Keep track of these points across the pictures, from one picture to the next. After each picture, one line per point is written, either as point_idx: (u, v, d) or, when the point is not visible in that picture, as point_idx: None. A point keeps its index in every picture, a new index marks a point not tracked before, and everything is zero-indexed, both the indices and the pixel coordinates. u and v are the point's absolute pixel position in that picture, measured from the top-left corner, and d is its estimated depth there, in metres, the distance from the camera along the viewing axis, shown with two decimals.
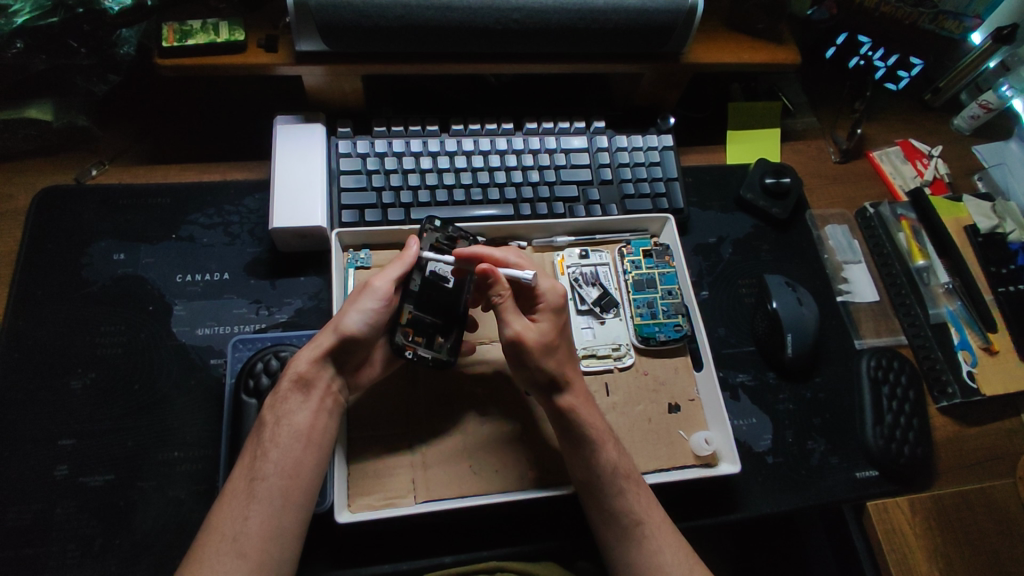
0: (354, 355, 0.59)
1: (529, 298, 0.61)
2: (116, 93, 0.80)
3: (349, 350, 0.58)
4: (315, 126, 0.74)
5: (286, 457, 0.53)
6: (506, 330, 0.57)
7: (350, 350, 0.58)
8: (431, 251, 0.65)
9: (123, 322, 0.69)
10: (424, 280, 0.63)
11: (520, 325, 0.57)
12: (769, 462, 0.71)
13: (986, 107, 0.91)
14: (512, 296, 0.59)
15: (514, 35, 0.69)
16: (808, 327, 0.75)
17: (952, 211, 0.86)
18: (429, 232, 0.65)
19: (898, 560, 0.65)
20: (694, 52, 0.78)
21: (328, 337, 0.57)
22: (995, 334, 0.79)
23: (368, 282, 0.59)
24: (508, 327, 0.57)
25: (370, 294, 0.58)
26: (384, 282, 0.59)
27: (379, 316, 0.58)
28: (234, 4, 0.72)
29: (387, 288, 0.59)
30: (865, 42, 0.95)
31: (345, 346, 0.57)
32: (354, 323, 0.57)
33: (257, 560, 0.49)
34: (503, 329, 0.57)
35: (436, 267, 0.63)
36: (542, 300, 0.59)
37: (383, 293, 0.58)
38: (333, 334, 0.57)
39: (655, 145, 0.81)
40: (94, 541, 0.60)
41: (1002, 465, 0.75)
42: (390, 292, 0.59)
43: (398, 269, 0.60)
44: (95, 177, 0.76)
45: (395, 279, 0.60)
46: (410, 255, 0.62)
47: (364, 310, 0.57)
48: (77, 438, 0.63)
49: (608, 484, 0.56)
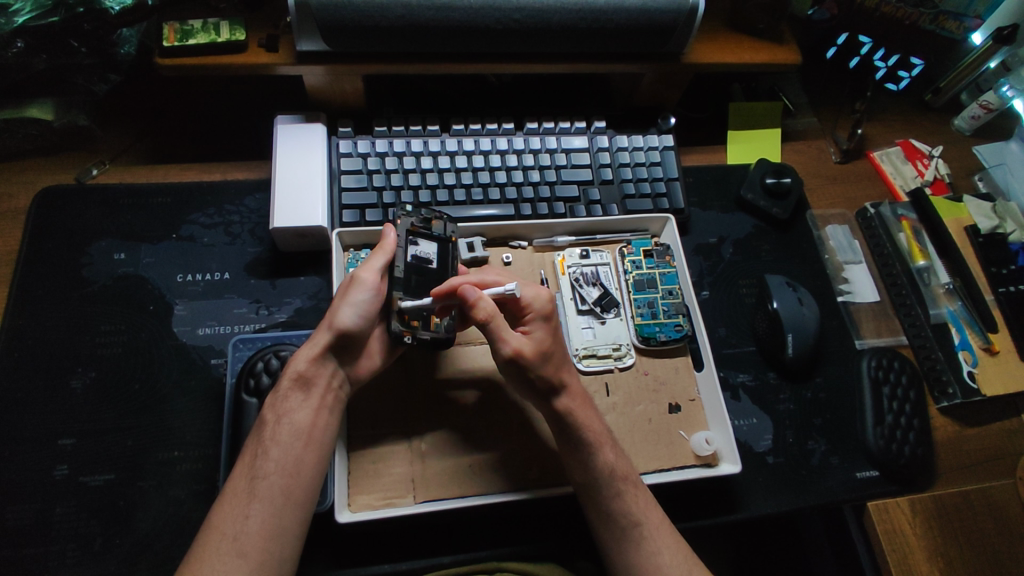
0: (353, 348, 0.59)
1: (516, 308, 0.60)
2: (116, 93, 0.80)
3: (347, 344, 0.58)
4: (315, 126, 0.74)
5: (287, 455, 0.53)
6: (504, 348, 0.56)
7: (348, 344, 0.58)
8: (410, 236, 0.64)
9: (124, 322, 0.69)
10: (408, 265, 0.62)
11: (516, 340, 0.56)
12: (769, 462, 0.71)
13: (987, 108, 0.91)
14: (496, 310, 0.56)
15: (514, 35, 0.69)
16: (808, 328, 0.75)
17: (952, 212, 0.86)
18: (402, 217, 0.64)
19: (899, 560, 0.65)
20: (694, 52, 0.78)
21: (324, 335, 0.57)
22: (996, 335, 0.79)
23: (354, 275, 0.58)
24: (506, 345, 0.56)
25: (359, 287, 0.58)
26: (370, 273, 0.59)
27: (371, 308, 0.58)
28: (235, 4, 0.72)
29: (375, 279, 0.59)
30: (865, 42, 0.95)
31: (341, 341, 0.57)
32: (348, 318, 0.57)
33: (257, 559, 0.49)
34: (500, 347, 0.56)
35: (416, 253, 0.63)
36: (532, 310, 0.59)
37: (370, 284, 0.58)
38: (328, 331, 0.57)
39: (656, 145, 0.81)
40: (94, 541, 0.60)
41: (1003, 465, 0.75)
42: (378, 282, 0.59)
43: (382, 259, 0.60)
44: (95, 177, 0.76)
45: (381, 269, 0.60)
46: (389, 244, 0.61)
47: (355, 303, 0.58)
48: (77, 437, 0.63)
49: (607, 485, 0.56)
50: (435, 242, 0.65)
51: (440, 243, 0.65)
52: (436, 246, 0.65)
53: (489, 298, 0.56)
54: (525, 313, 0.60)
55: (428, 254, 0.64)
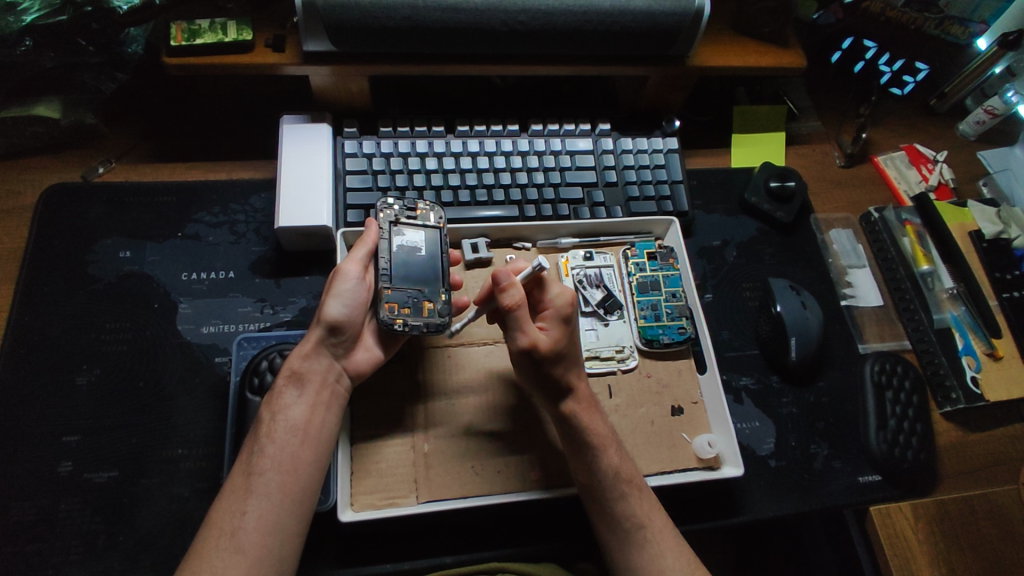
0: (346, 342, 0.59)
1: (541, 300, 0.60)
2: (123, 91, 0.81)
3: (338, 338, 0.59)
4: (320, 126, 0.74)
5: (283, 451, 0.53)
6: (520, 339, 0.56)
7: (338, 337, 0.59)
8: (394, 227, 0.64)
9: (129, 320, 0.69)
10: (393, 256, 0.62)
11: (534, 332, 0.56)
12: (772, 465, 0.71)
13: (992, 112, 0.91)
14: (525, 301, 0.57)
15: (520, 37, 0.70)
16: (812, 330, 0.74)
17: (957, 217, 0.86)
18: (383, 210, 0.64)
19: (900, 564, 0.65)
20: (699, 55, 0.78)
21: (314, 331, 0.58)
22: (999, 340, 0.79)
23: (338, 269, 0.59)
24: (523, 336, 0.56)
25: (343, 279, 0.59)
26: (353, 264, 0.59)
27: (358, 298, 0.59)
28: (242, 4, 0.72)
29: (358, 270, 0.59)
30: (871, 47, 0.96)
31: (332, 334, 0.58)
32: (334, 310, 0.58)
33: (257, 555, 0.49)
34: (517, 337, 0.56)
35: (402, 242, 0.63)
36: (553, 307, 0.59)
37: (355, 275, 0.59)
38: (317, 326, 0.58)
39: (660, 147, 0.81)
40: (97, 538, 0.60)
41: (1005, 471, 0.75)
42: (363, 273, 0.60)
43: (364, 251, 0.60)
44: (101, 175, 0.76)
45: (363, 261, 0.60)
46: (371, 237, 0.62)
47: (341, 295, 0.59)
48: (82, 435, 0.64)
49: (611, 488, 0.56)
50: (422, 231, 0.65)
51: (428, 231, 0.65)
52: (422, 234, 0.65)
53: (521, 287, 0.57)
54: (546, 310, 0.59)
55: (415, 243, 0.64)
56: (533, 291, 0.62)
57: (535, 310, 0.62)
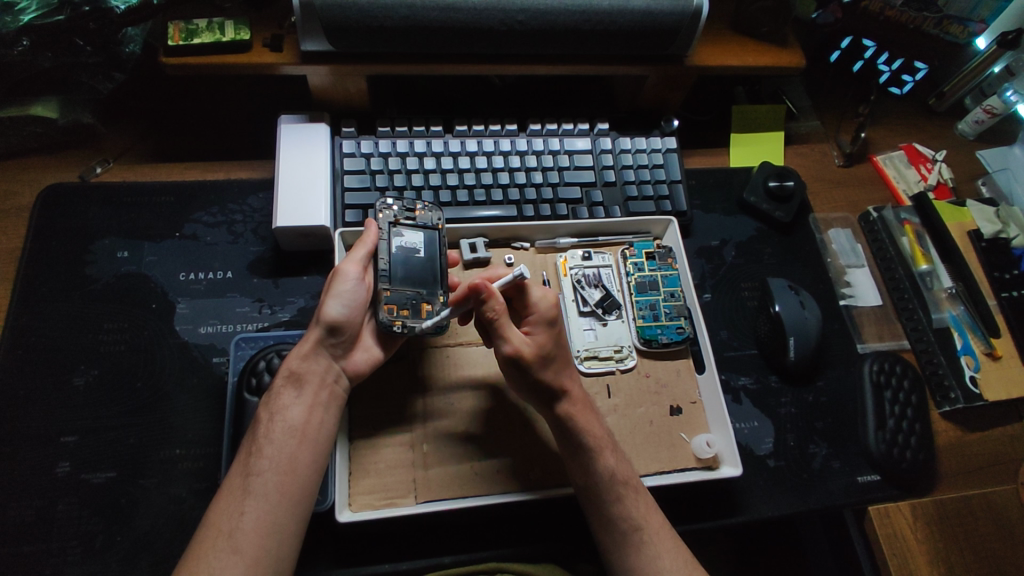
0: (345, 343, 0.59)
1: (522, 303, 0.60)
2: (121, 91, 0.81)
3: (337, 338, 0.58)
4: (318, 125, 0.74)
5: (282, 452, 0.53)
6: (505, 347, 0.56)
7: (338, 338, 0.58)
8: (393, 228, 0.64)
9: (127, 321, 0.69)
10: (393, 256, 0.62)
11: (518, 340, 0.56)
12: (770, 465, 0.71)
13: (991, 112, 0.91)
14: (506, 308, 0.57)
15: (518, 37, 0.70)
16: (811, 330, 0.74)
17: (955, 216, 0.85)
18: (383, 212, 0.64)
19: (899, 563, 0.65)
20: (697, 55, 0.78)
21: (314, 331, 0.58)
22: (998, 340, 0.79)
23: (337, 269, 0.59)
24: (507, 345, 0.56)
25: (342, 280, 0.59)
26: (352, 264, 0.59)
27: (357, 298, 0.59)
28: (240, 4, 0.72)
29: (358, 271, 0.59)
30: (869, 46, 0.96)
31: (331, 335, 0.58)
32: (334, 311, 0.58)
33: (254, 556, 0.49)
34: (501, 346, 0.56)
35: (402, 243, 0.63)
36: (536, 312, 0.59)
37: (354, 276, 0.59)
38: (317, 326, 0.58)
39: (658, 147, 0.81)
40: (95, 539, 0.60)
41: (1003, 471, 0.75)
42: (362, 273, 0.60)
43: (363, 251, 0.60)
44: (99, 176, 0.76)
45: (363, 261, 0.60)
46: (370, 236, 0.62)
47: (341, 295, 0.58)
48: (80, 435, 0.63)
49: (607, 490, 0.56)
50: (421, 232, 0.65)
51: (427, 232, 0.65)
52: (422, 235, 0.65)
53: (501, 296, 0.57)
54: (529, 314, 0.59)
55: (414, 244, 0.64)
56: (512, 295, 0.61)
57: (517, 312, 0.62)
